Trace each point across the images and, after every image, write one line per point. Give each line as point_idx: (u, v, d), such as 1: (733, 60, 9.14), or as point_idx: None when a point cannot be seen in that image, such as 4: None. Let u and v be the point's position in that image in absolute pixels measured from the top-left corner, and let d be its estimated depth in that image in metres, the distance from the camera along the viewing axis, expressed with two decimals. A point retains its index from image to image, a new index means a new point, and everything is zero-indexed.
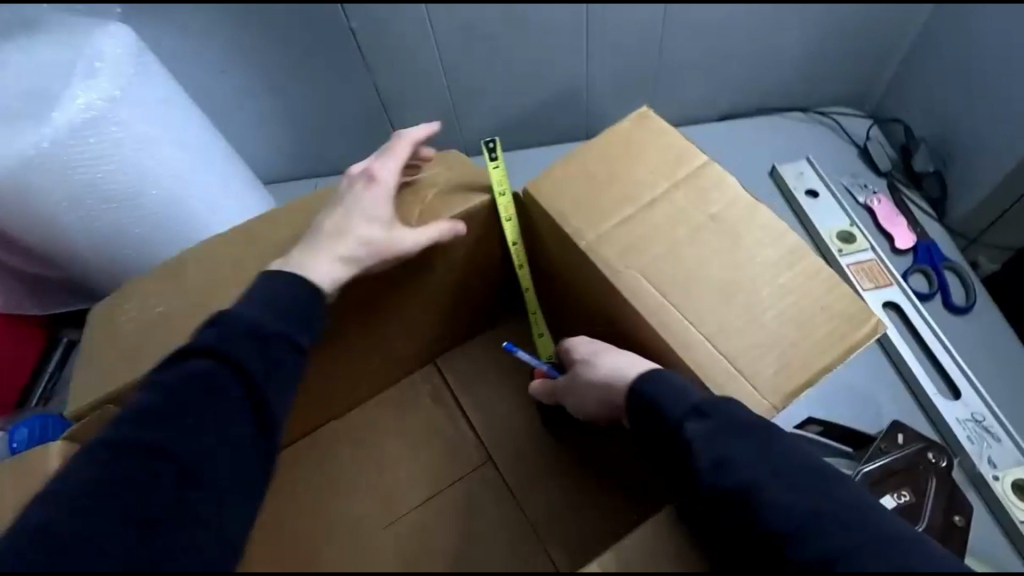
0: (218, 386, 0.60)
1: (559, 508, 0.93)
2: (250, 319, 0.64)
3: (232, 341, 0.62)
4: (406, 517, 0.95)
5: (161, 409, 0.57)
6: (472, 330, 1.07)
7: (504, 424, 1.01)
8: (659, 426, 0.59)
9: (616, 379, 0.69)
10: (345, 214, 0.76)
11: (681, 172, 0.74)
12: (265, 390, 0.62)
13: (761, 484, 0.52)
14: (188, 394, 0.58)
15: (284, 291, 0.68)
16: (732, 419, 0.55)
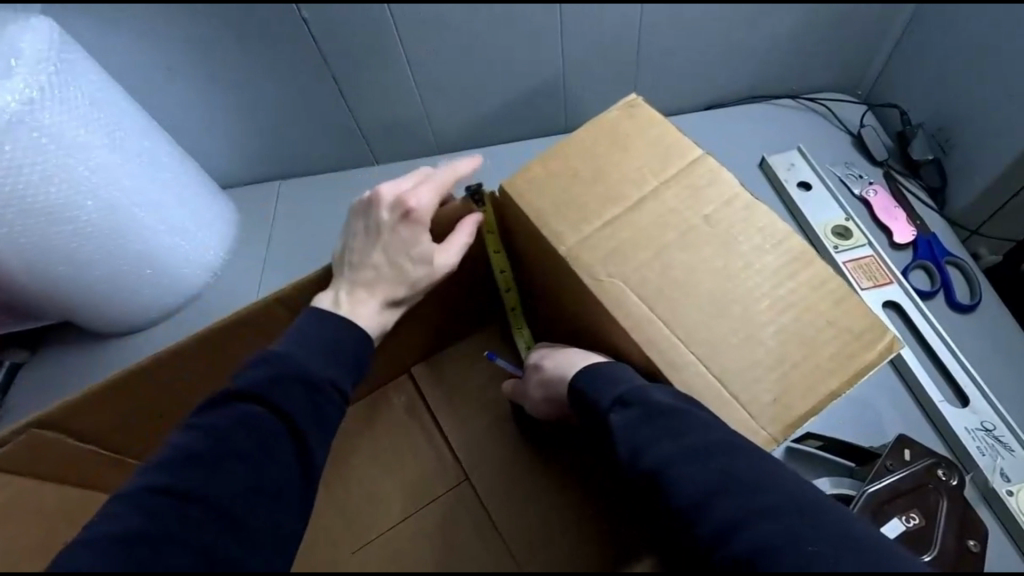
0: (260, 423, 0.57)
1: (543, 530, 0.84)
2: (292, 351, 0.61)
3: (276, 376, 0.59)
4: (378, 542, 0.87)
5: (206, 448, 0.55)
6: (447, 342, 1.00)
7: (484, 436, 0.92)
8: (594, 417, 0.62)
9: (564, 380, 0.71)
10: (383, 255, 0.70)
11: (671, 170, 0.69)
12: (301, 421, 0.58)
13: (693, 481, 0.53)
14: (231, 430, 0.56)
15: (332, 330, 0.65)
16: (649, 405, 0.57)
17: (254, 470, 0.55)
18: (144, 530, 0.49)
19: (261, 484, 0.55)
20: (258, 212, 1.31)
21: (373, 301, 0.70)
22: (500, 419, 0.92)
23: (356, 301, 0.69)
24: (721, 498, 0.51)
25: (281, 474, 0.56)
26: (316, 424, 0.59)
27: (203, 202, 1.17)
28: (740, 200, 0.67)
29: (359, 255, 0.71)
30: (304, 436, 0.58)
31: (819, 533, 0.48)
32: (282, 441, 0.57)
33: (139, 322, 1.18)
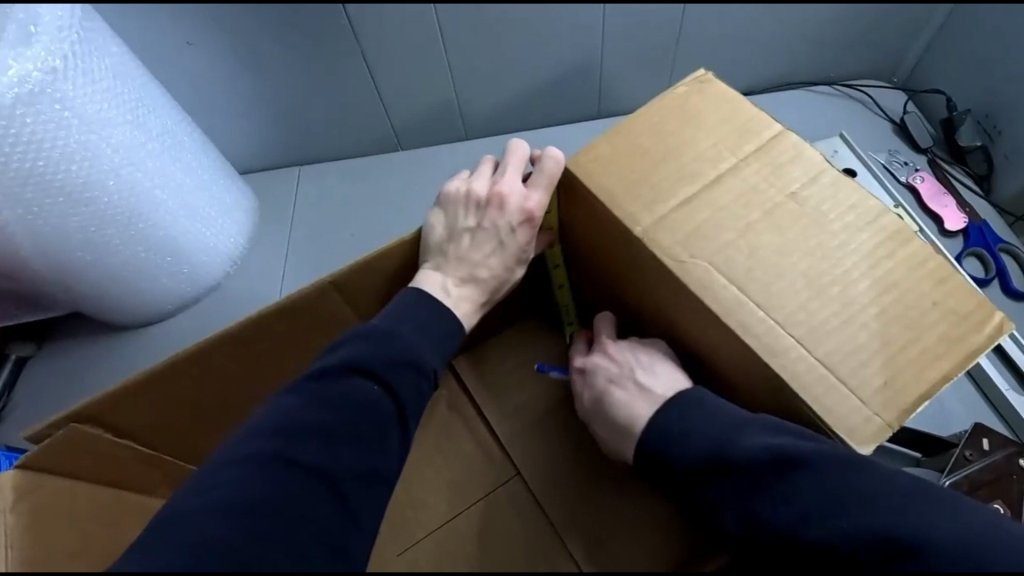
0: (363, 394, 0.60)
1: (601, 529, 0.79)
2: (385, 330, 0.65)
3: (376, 354, 0.62)
4: (426, 543, 0.82)
5: (312, 417, 0.57)
6: (488, 333, 0.96)
7: (533, 429, 0.88)
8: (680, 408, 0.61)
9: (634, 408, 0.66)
10: (498, 255, 0.74)
11: (750, 145, 0.66)
12: (401, 394, 0.62)
13: (756, 476, 0.54)
14: (332, 405, 0.58)
15: (427, 309, 0.70)
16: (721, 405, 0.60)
17: (358, 444, 0.57)
18: (267, 502, 0.50)
19: (367, 455, 0.57)
20: (276, 200, 1.25)
21: (475, 300, 0.75)
22: (549, 412, 0.88)
23: (464, 299, 0.74)
24: (788, 487, 0.52)
25: (384, 443, 0.59)
26: (410, 398, 0.63)
27: (224, 188, 1.11)
28: (827, 175, 0.64)
29: (470, 251, 0.74)
30: (403, 408, 0.62)
31: (890, 504, 0.50)
32: (386, 412, 0.60)
33: (156, 314, 1.12)
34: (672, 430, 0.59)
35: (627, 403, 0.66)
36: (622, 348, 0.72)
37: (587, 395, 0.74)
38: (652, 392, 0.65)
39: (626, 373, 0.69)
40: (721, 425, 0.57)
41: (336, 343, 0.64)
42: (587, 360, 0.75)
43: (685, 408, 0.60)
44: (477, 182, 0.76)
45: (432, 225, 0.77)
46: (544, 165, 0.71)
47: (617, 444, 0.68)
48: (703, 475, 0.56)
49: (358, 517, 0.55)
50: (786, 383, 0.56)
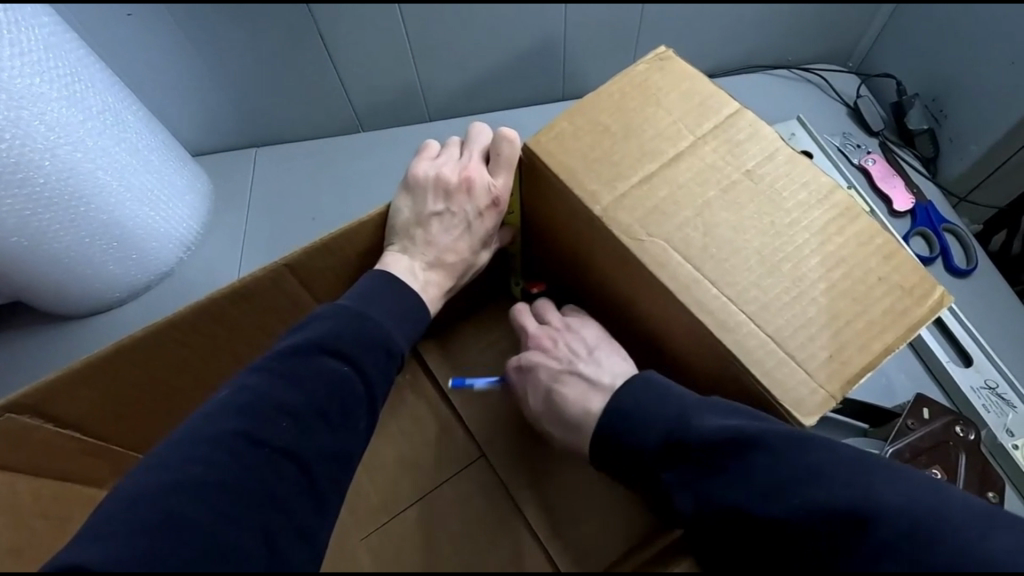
0: (328, 373, 0.59)
1: (568, 512, 0.80)
2: (354, 313, 0.64)
3: (346, 334, 0.62)
4: (389, 528, 0.82)
5: (279, 397, 0.56)
6: (451, 315, 0.95)
7: (499, 414, 0.88)
8: (646, 407, 0.60)
9: (591, 401, 0.68)
10: (464, 240, 0.75)
11: (709, 123, 0.67)
12: (369, 374, 0.61)
13: (707, 457, 0.55)
14: (302, 386, 0.57)
15: (400, 284, 0.70)
16: (671, 392, 0.61)
17: (321, 428, 0.56)
18: (230, 483, 0.49)
19: (331, 438, 0.56)
20: (231, 183, 1.21)
21: (440, 284, 0.75)
22: (511, 400, 0.89)
23: (429, 283, 0.74)
24: (735, 469, 0.53)
25: (352, 425, 0.59)
26: (376, 380, 0.62)
27: (176, 170, 1.07)
28: (781, 154, 0.66)
29: (438, 236, 0.74)
30: (370, 388, 0.61)
31: (835, 480, 0.50)
32: (355, 393, 0.60)
33: (104, 304, 1.07)
34: (634, 410, 0.60)
35: (581, 392, 0.70)
36: (558, 347, 0.76)
37: (536, 397, 0.75)
38: (603, 383, 0.69)
39: (574, 366, 0.72)
40: (676, 411, 0.58)
41: (305, 322, 0.63)
42: (526, 361, 0.77)
43: (643, 395, 0.61)
44: (446, 166, 0.75)
45: (399, 208, 0.75)
46: (501, 149, 0.72)
47: (571, 434, 0.70)
48: (656, 456, 0.57)
49: (326, 496, 0.54)
50: (739, 355, 0.57)
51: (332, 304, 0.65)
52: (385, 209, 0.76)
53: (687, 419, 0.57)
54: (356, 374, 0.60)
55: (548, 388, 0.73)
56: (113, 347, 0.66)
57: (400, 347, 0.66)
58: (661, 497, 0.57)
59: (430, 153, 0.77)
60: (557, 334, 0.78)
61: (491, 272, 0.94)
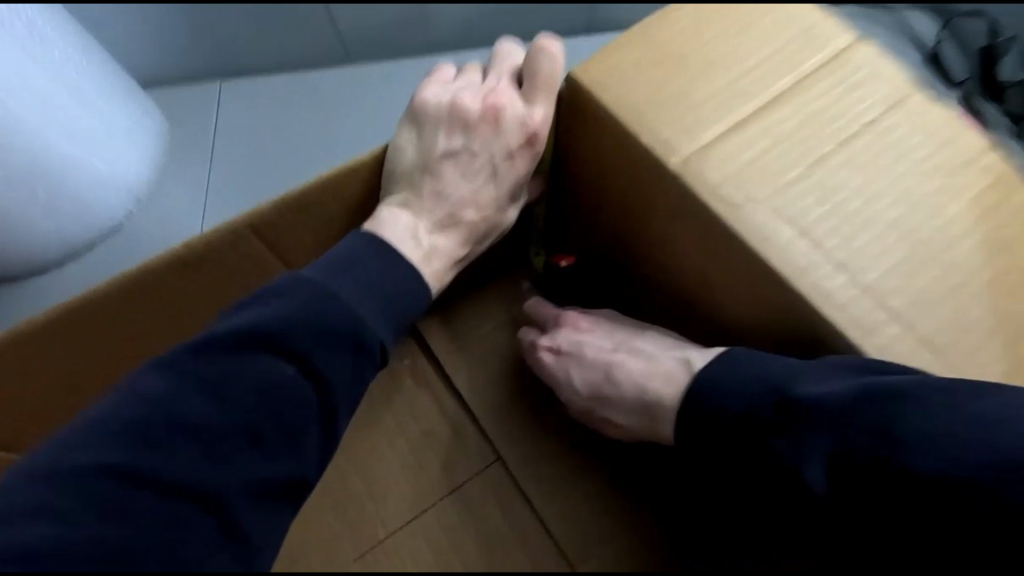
0: (267, 376, 0.43)
1: (604, 530, 0.68)
2: (309, 292, 0.46)
3: (299, 321, 0.44)
4: (389, 544, 0.70)
5: (187, 408, 0.41)
6: (459, 283, 0.73)
7: (516, 410, 0.70)
8: (745, 384, 0.49)
9: (666, 376, 0.55)
10: (487, 192, 0.58)
11: (823, 52, 0.50)
12: (329, 377, 0.45)
13: (822, 422, 0.46)
14: (227, 393, 0.42)
15: (396, 248, 0.53)
16: (766, 358, 0.49)
17: (248, 451, 0.42)
18: (101, 537, 0.38)
19: (263, 466, 0.42)
20: (190, 123, 0.98)
21: (449, 253, 0.58)
22: (537, 396, 0.70)
23: (435, 250, 0.57)
24: (866, 430, 0.45)
25: (299, 448, 0.44)
26: (339, 386, 0.45)
27: (120, 111, 0.85)
28: (920, 98, 0.49)
29: (453, 186, 0.58)
30: (328, 394, 0.45)
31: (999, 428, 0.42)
32: (307, 404, 0.44)
33: (30, 269, 0.87)
34: (734, 388, 0.50)
35: (644, 371, 0.57)
36: (602, 327, 0.63)
37: (578, 380, 0.62)
38: (673, 366, 0.55)
39: (628, 346, 0.61)
40: (790, 368, 0.48)
41: (244, 301, 0.46)
42: (563, 340, 0.64)
43: (751, 360, 0.50)
44: (465, 92, 0.57)
45: (402, 148, 0.58)
46: (540, 67, 0.55)
47: (643, 417, 0.58)
48: (761, 420, 0.48)
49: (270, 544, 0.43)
50: (860, 355, 0.45)
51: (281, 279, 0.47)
52: (382, 149, 0.58)
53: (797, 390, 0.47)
54: (310, 376, 0.44)
55: (599, 370, 0.61)
56: (50, 311, 0.54)
57: (375, 335, 0.47)
58: (748, 467, 0.49)
59: (443, 76, 0.59)
60: (599, 315, 0.65)
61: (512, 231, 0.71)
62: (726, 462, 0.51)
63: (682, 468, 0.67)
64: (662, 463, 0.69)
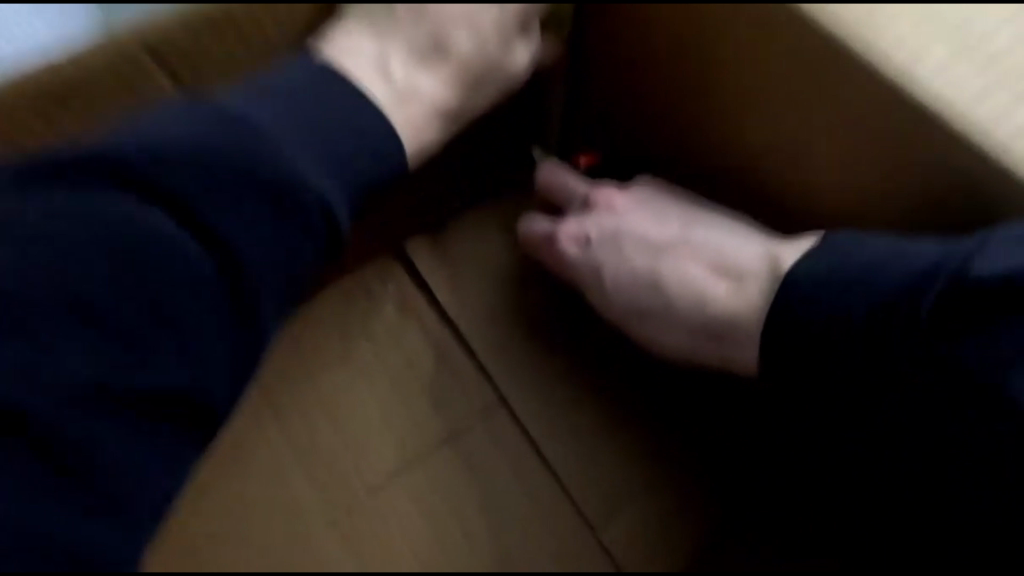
0: (180, 244, 0.43)
1: (633, 487, 0.55)
2: (243, 147, 0.45)
3: (202, 163, 0.44)
4: (368, 506, 0.56)
5: (114, 258, 0.43)
6: (450, 183, 0.58)
7: (521, 345, 0.57)
8: (853, 269, 0.45)
9: (747, 277, 0.51)
10: (484, 18, 0.54)
11: None
12: (242, 256, 0.44)
13: (943, 313, 0.42)
14: (151, 247, 0.43)
15: (366, 122, 0.49)
16: (874, 243, 0.46)
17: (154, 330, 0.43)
18: None
19: (172, 349, 0.43)
20: None
21: (431, 112, 0.52)
22: (553, 328, 0.57)
23: (419, 115, 0.52)
24: (975, 331, 0.41)
25: (191, 323, 0.43)
26: (256, 266, 0.45)
27: None
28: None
29: (443, 9, 0.54)
30: (238, 279, 0.44)
31: None
32: (198, 268, 0.43)
33: None
34: (848, 278, 0.45)
35: (710, 266, 0.52)
36: (646, 213, 0.56)
37: (610, 278, 0.55)
38: (753, 268, 0.50)
39: (689, 239, 0.54)
40: (868, 264, 0.45)
41: (164, 127, 0.45)
42: (594, 227, 0.56)
43: (824, 257, 0.47)
44: None
45: None
46: None
47: (711, 325, 0.51)
48: (859, 330, 0.44)
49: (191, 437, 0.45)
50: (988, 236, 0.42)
51: (223, 120, 0.45)
52: None
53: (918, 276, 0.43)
54: (226, 257, 0.44)
55: (638, 266, 0.55)
56: None
57: (330, 202, 0.46)
58: (824, 382, 0.45)
59: None
60: (639, 192, 0.57)
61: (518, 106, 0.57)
62: (824, 371, 0.45)
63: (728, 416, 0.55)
64: (704, 414, 0.55)
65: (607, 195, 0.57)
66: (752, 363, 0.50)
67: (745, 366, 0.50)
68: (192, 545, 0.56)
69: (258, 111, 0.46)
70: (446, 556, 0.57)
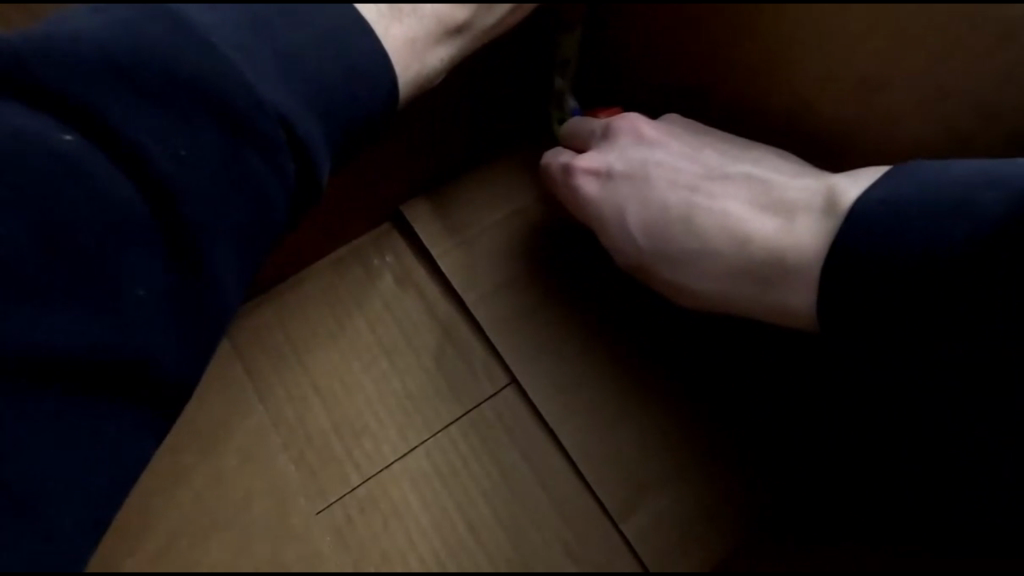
0: (102, 190, 0.35)
1: (660, 472, 0.49)
2: (182, 63, 0.36)
3: (131, 64, 0.36)
4: (364, 494, 0.50)
5: (13, 209, 0.34)
6: (446, 140, 0.53)
7: (537, 319, 0.51)
8: (917, 196, 0.37)
9: (795, 213, 0.42)
10: None
11: None
12: (186, 213, 0.36)
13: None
14: (70, 191, 0.34)
15: (351, 45, 0.40)
16: (941, 169, 0.38)
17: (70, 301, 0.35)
18: None
19: (92, 319, 0.35)
20: None
21: (430, 27, 0.46)
22: (568, 297, 0.51)
23: (415, 30, 0.45)
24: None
25: (129, 275, 0.35)
26: (201, 220, 0.36)
27: None
28: None
29: None
30: (183, 233, 0.36)
31: None
32: (119, 196, 0.35)
33: None
34: (910, 207, 0.37)
35: (753, 200, 0.45)
36: (681, 146, 0.49)
37: (636, 217, 0.48)
38: (806, 201, 0.42)
39: (724, 173, 0.47)
40: (941, 192, 0.37)
41: (81, 37, 0.36)
42: (619, 161, 0.49)
43: (899, 186, 0.39)
44: None
45: None
46: None
47: (763, 269, 0.43)
48: (932, 263, 0.36)
49: (139, 424, 0.37)
50: None
51: (156, 29, 0.37)
52: None
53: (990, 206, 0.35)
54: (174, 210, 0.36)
55: (669, 203, 0.47)
56: None
57: (300, 138, 0.38)
58: (889, 323, 0.38)
59: None
60: (672, 124, 0.51)
61: (520, 57, 0.53)
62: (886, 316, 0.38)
63: (765, 390, 0.49)
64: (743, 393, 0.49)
65: (635, 126, 0.50)
66: (813, 312, 0.41)
67: (805, 316, 0.42)
68: (162, 543, 0.49)
69: (202, 17, 0.38)
70: (452, 553, 0.50)
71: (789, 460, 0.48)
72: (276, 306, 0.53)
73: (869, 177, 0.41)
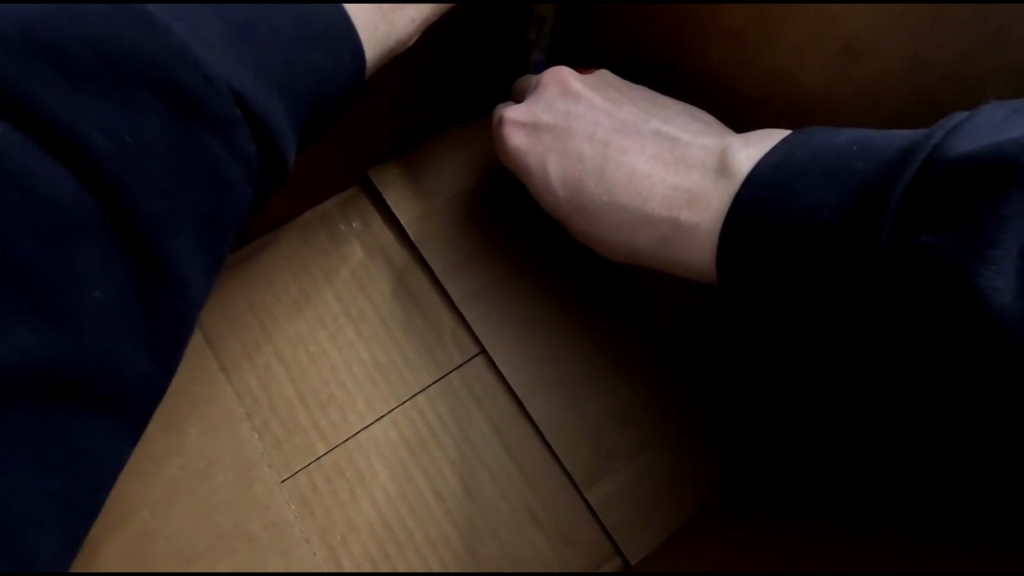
0: (45, 175, 0.34)
1: (624, 442, 0.50)
2: (116, 34, 0.34)
3: (43, 30, 0.33)
4: (330, 463, 0.50)
5: None
6: (421, 108, 0.52)
7: (507, 293, 0.51)
8: (812, 164, 0.36)
9: (693, 166, 0.43)
10: None
11: None
12: (138, 206, 0.35)
13: (913, 221, 0.32)
14: (10, 184, 0.33)
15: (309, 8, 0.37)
16: (837, 138, 0.37)
17: (18, 307, 0.34)
18: None
19: (50, 307, 0.35)
20: None
21: None
22: (535, 268, 0.51)
23: None
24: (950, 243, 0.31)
25: (74, 260, 0.35)
26: (146, 196, 0.35)
27: None
28: None
29: None
30: (128, 213, 0.35)
31: None
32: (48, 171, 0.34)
33: None
34: (801, 172, 0.36)
35: (653, 154, 0.45)
36: (601, 99, 0.48)
37: (555, 168, 0.47)
38: (702, 159, 0.43)
39: (637, 131, 0.46)
40: (822, 156, 0.36)
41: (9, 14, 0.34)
42: (544, 110, 0.48)
43: (793, 147, 0.38)
44: None
45: None
46: None
47: (663, 227, 0.43)
48: (835, 249, 0.34)
49: (101, 407, 0.37)
50: (959, 117, 0.33)
51: None
52: None
53: (878, 180, 0.33)
54: (111, 189, 0.34)
55: (582, 162, 0.47)
56: None
57: (255, 114, 0.36)
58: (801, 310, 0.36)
59: None
60: (600, 79, 0.49)
61: (503, 22, 0.51)
62: (791, 300, 0.36)
63: (765, 385, 0.47)
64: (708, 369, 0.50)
65: (560, 77, 0.49)
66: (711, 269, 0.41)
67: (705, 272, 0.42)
68: (123, 513, 0.49)
69: None
70: (419, 520, 0.50)
71: (794, 458, 0.47)
72: (242, 273, 0.52)
73: (762, 139, 0.41)
